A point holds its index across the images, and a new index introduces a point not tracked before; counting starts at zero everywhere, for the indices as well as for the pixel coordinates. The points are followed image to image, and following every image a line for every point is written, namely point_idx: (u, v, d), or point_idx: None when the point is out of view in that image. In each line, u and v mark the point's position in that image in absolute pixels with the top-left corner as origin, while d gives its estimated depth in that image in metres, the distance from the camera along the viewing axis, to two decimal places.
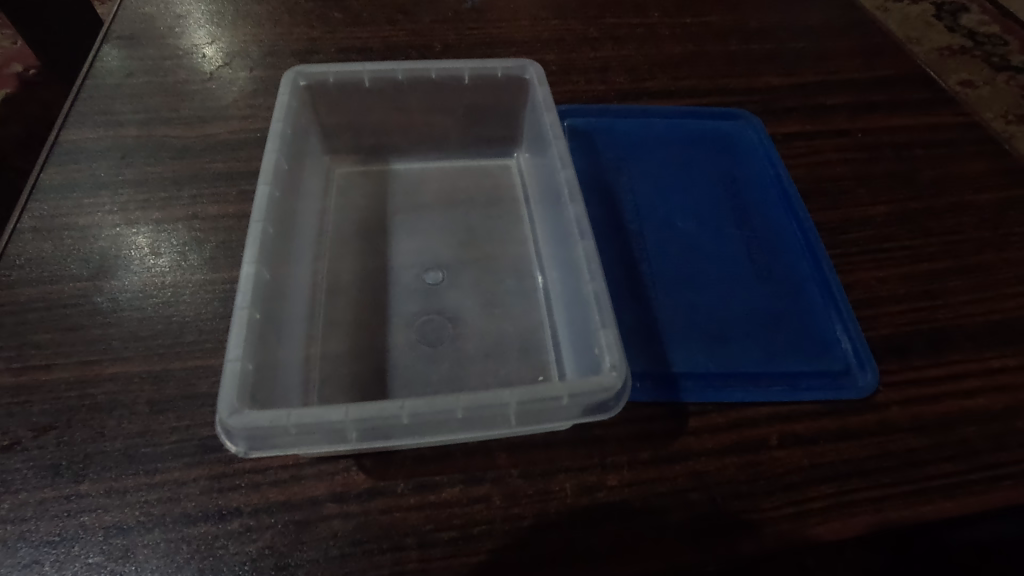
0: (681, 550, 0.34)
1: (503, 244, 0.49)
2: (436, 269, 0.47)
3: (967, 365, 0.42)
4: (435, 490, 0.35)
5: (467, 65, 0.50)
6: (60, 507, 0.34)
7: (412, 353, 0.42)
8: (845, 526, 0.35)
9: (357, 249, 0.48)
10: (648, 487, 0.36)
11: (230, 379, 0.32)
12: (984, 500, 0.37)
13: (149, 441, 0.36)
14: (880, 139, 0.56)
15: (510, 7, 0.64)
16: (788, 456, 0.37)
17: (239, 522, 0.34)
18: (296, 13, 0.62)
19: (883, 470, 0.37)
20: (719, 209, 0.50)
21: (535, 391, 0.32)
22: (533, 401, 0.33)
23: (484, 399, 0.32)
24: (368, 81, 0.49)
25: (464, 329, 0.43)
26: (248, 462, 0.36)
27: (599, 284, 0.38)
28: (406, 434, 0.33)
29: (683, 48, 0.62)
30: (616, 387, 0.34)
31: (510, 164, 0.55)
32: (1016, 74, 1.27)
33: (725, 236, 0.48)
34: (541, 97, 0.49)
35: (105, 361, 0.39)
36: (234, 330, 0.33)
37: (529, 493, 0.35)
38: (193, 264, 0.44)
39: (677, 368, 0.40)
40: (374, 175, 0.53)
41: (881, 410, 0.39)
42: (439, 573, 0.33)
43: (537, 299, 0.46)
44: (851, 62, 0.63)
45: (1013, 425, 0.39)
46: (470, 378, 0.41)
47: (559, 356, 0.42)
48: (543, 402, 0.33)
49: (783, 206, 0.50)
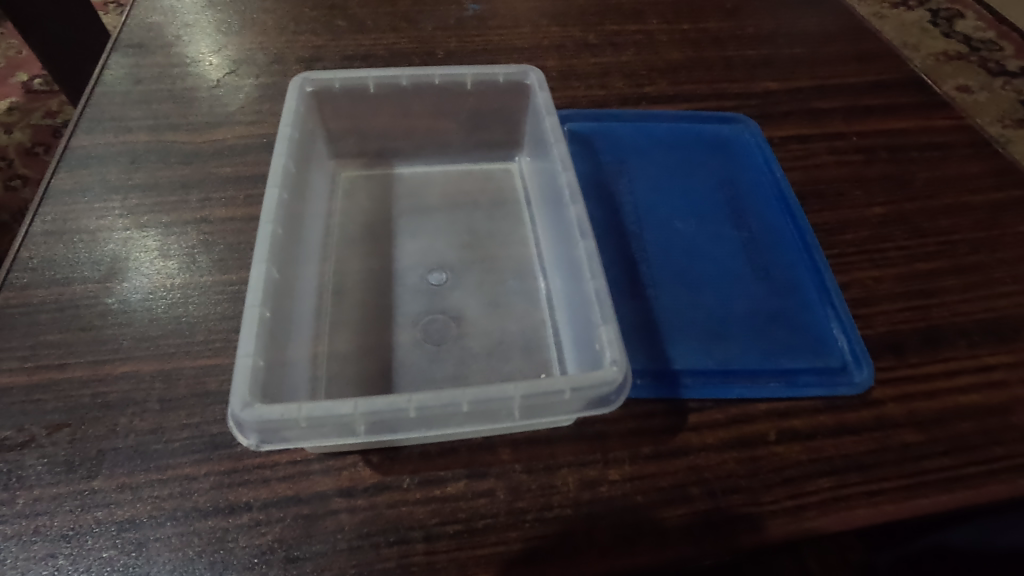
0: (681, 543, 0.35)
1: (505, 245, 0.50)
2: (440, 269, 0.48)
3: (962, 362, 0.43)
4: (441, 485, 0.36)
5: (470, 71, 0.51)
6: (74, 502, 0.34)
7: (417, 351, 0.43)
8: (842, 518, 0.36)
9: (362, 251, 0.49)
10: (649, 481, 0.37)
11: (241, 375, 0.33)
12: (978, 493, 0.37)
13: (160, 437, 0.37)
14: (875, 142, 0.57)
15: (511, 15, 0.66)
16: (785, 451, 0.38)
17: (249, 516, 0.34)
18: (301, 21, 0.63)
19: (880, 464, 0.38)
20: (718, 210, 0.51)
21: (539, 384, 0.33)
22: (537, 394, 0.33)
23: (489, 392, 0.33)
24: (373, 87, 0.50)
25: (468, 328, 0.44)
26: (257, 459, 0.36)
27: (600, 282, 0.39)
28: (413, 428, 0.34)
29: (681, 54, 0.63)
30: (618, 381, 0.35)
31: (511, 167, 0.56)
32: (1012, 79, 1.28)
33: (723, 235, 0.49)
34: (542, 101, 0.50)
35: (116, 361, 0.40)
36: (245, 329, 0.34)
37: (533, 487, 0.36)
38: (203, 266, 0.45)
39: (677, 364, 0.41)
40: (379, 178, 0.54)
41: (877, 406, 0.40)
42: (445, 565, 0.33)
43: (539, 298, 0.47)
44: (848, 67, 0.64)
45: (1006, 419, 0.40)
46: (474, 375, 0.42)
47: (561, 354, 0.43)
48: (546, 395, 0.34)
49: (781, 207, 0.51)
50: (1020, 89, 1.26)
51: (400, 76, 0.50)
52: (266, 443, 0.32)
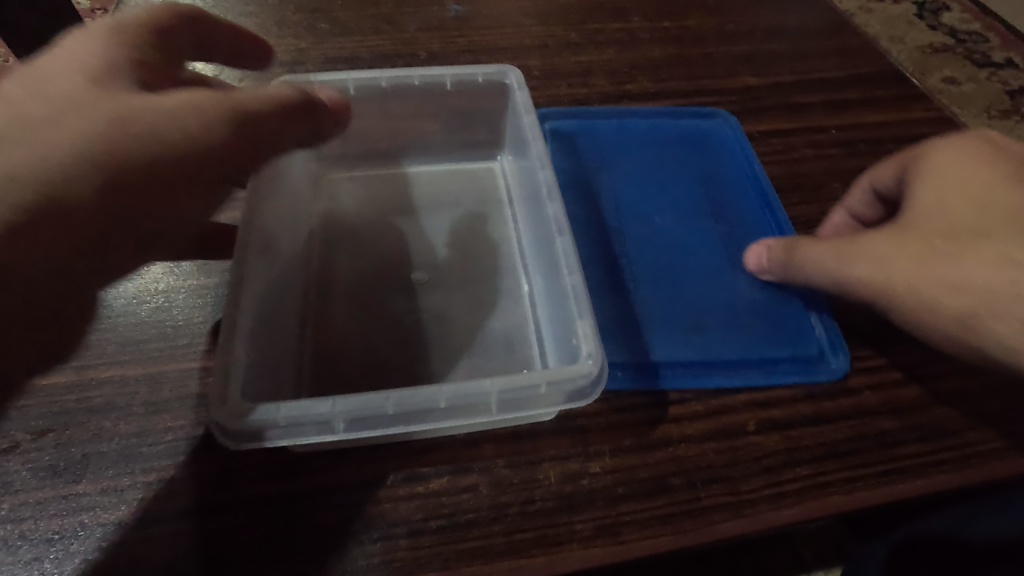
0: (662, 532, 0.35)
1: (489, 245, 0.51)
2: (423, 270, 0.48)
3: (938, 350, 0.43)
4: (424, 481, 0.37)
5: (449, 72, 0.51)
6: (60, 506, 0.35)
7: (400, 350, 0.43)
8: (820, 506, 0.36)
9: (347, 253, 0.49)
10: (630, 473, 0.37)
11: (221, 375, 0.33)
12: (953, 479, 0.38)
13: (145, 440, 0.37)
14: (854, 135, 0.57)
15: (493, 15, 0.66)
16: (764, 441, 0.39)
17: (235, 517, 0.35)
18: (284, 24, 0.64)
19: (858, 451, 0.39)
20: (697, 205, 0.52)
21: (515, 379, 0.34)
22: (513, 389, 0.34)
23: (465, 388, 0.34)
24: (352, 89, 0.49)
25: (451, 327, 0.45)
26: (242, 459, 0.37)
27: (577, 278, 0.39)
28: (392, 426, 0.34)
29: (662, 51, 0.64)
30: (594, 373, 0.35)
31: (494, 167, 0.56)
32: (997, 70, 1.29)
33: (704, 231, 0.50)
34: (520, 101, 0.50)
35: (101, 365, 0.40)
36: (225, 329, 0.35)
37: (515, 482, 0.37)
38: (186, 269, 0.45)
39: (656, 357, 0.42)
40: (363, 179, 0.54)
41: (854, 396, 0.41)
42: (429, 560, 0.34)
43: (521, 298, 0.47)
44: (827, 61, 0.64)
45: (981, 406, 0.41)
46: (457, 374, 0.42)
47: (543, 351, 0.44)
48: (521, 391, 0.34)
49: (762, 205, 0.52)
50: (1005, 80, 1.26)
51: (378, 78, 0.49)
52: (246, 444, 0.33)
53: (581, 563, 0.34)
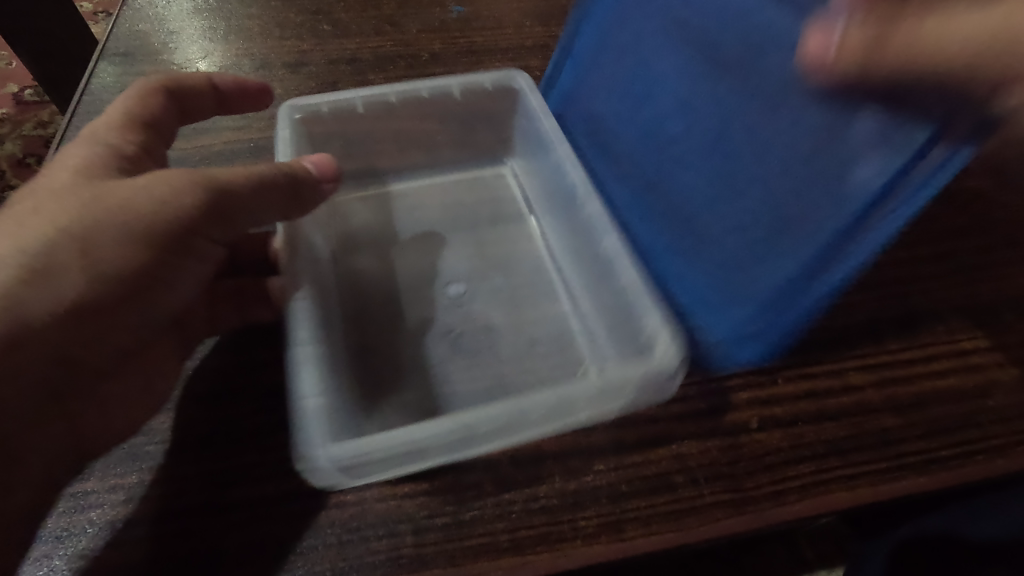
0: (665, 529, 0.35)
1: (519, 247, 0.51)
2: (458, 281, 0.49)
3: (939, 347, 0.43)
4: (429, 479, 0.37)
5: (456, 82, 0.52)
6: (67, 503, 0.35)
7: (451, 361, 0.44)
8: (823, 502, 0.37)
9: (383, 272, 0.48)
10: (633, 471, 0.37)
11: (315, 416, 0.35)
12: (954, 475, 0.38)
13: (152, 438, 0.37)
14: None
15: (495, 16, 0.66)
16: (767, 438, 0.39)
17: (241, 513, 0.35)
18: (286, 26, 0.64)
19: (861, 448, 0.39)
20: (705, 89, 0.46)
21: (610, 380, 0.38)
22: (609, 387, 0.38)
23: (570, 388, 0.37)
24: (361, 106, 0.51)
25: (499, 334, 0.46)
26: (247, 457, 0.37)
27: (638, 278, 0.43)
28: (482, 443, 0.37)
29: None
30: (675, 364, 0.39)
31: (503, 170, 0.57)
32: None
33: (698, 124, 0.46)
34: (535, 103, 0.53)
35: None
36: (298, 367, 0.37)
37: (519, 479, 0.37)
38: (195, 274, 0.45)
39: (717, 339, 0.42)
40: (374, 201, 0.53)
41: (857, 393, 0.41)
42: (434, 556, 0.34)
43: (560, 295, 0.49)
44: None
45: (984, 403, 0.41)
46: (512, 383, 0.43)
47: (594, 352, 0.46)
48: (615, 389, 0.38)
49: (742, 30, 0.43)
50: None
51: (389, 92, 0.51)
52: (348, 483, 0.36)
53: (584, 560, 0.34)
